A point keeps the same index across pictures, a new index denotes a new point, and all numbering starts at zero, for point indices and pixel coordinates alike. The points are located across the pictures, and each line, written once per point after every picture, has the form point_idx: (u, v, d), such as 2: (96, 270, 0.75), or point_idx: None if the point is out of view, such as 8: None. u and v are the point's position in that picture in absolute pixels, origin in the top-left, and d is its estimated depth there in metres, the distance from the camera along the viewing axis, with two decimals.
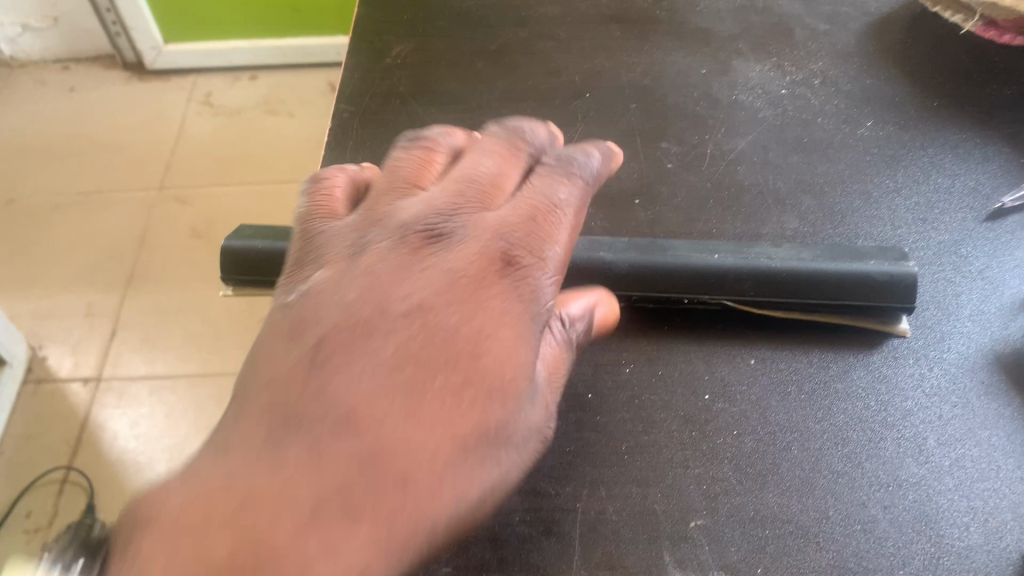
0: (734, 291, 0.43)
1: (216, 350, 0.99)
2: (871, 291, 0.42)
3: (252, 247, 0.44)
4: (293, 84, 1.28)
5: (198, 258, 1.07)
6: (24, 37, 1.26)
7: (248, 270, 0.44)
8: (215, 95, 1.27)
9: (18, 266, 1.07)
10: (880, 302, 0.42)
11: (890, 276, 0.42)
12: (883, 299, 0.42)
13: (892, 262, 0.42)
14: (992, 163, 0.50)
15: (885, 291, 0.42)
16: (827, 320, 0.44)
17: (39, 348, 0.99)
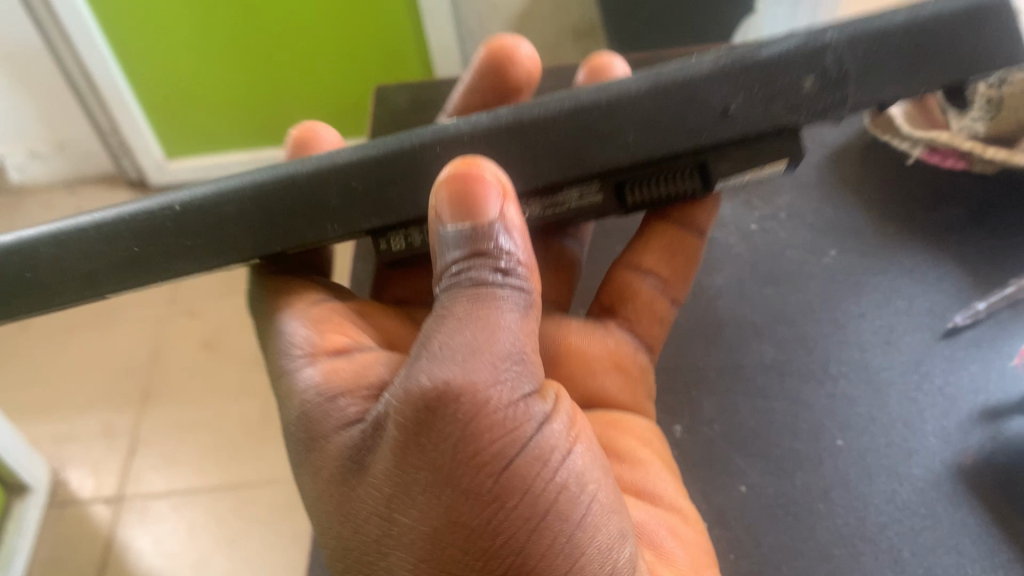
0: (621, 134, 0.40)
1: (233, 462, 1.08)
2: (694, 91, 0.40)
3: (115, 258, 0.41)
4: None
5: (210, 367, 1.20)
6: (33, 164, 1.41)
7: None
8: None
9: (47, 389, 1.18)
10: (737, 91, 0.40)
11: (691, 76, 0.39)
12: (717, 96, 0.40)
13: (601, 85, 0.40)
14: (946, 283, 0.55)
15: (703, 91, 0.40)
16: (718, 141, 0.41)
17: (62, 470, 1.09)
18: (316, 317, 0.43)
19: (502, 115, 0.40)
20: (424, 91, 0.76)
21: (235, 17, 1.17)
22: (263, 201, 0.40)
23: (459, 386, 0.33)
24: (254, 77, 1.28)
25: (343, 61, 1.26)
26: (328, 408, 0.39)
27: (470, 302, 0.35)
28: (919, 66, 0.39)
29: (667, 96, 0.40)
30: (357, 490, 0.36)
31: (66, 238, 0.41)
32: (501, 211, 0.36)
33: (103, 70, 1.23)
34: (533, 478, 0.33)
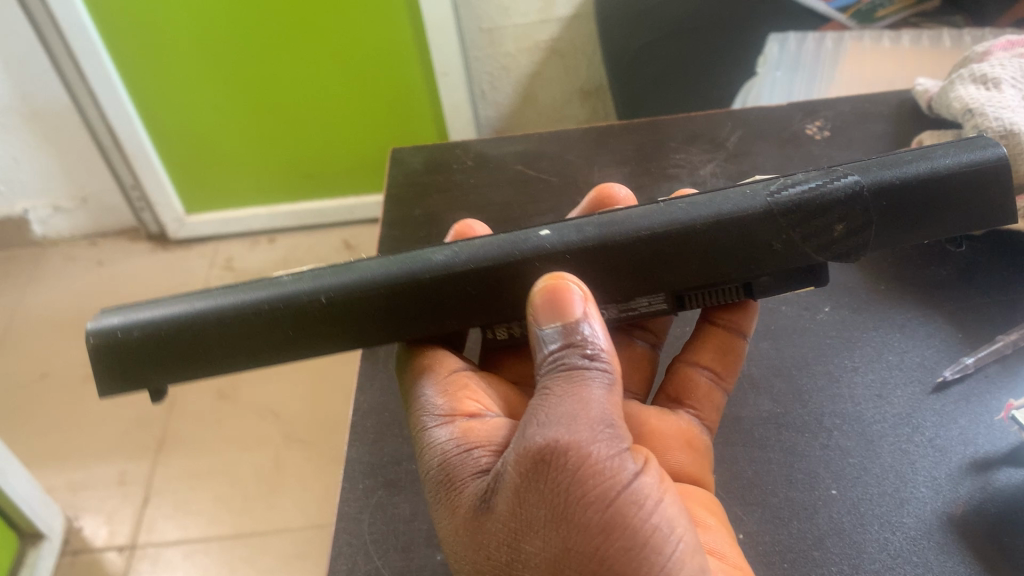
0: (708, 251, 0.43)
1: (245, 510, 1.11)
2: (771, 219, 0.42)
3: (164, 330, 0.41)
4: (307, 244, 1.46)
5: (223, 416, 1.22)
6: (56, 218, 1.45)
7: (125, 359, 0.42)
8: (236, 259, 1.44)
9: (63, 437, 1.20)
10: (797, 213, 0.43)
11: (774, 200, 0.42)
12: (793, 217, 0.42)
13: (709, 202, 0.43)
14: (935, 338, 0.58)
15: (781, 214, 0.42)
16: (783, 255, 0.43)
17: (76, 518, 1.10)
18: (448, 383, 0.47)
19: (584, 235, 0.43)
20: (437, 153, 0.81)
21: (259, 76, 1.22)
22: (389, 302, 0.42)
23: (566, 444, 0.37)
24: (273, 135, 1.32)
25: (360, 122, 1.31)
26: (465, 458, 0.42)
27: (567, 384, 0.39)
28: (940, 216, 0.44)
29: (728, 229, 0.42)
30: (486, 525, 0.39)
31: (202, 323, 0.41)
32: (585, 312, 0.41)
33: (128, 127, 1.28)
34: (634, 517, 0.36)
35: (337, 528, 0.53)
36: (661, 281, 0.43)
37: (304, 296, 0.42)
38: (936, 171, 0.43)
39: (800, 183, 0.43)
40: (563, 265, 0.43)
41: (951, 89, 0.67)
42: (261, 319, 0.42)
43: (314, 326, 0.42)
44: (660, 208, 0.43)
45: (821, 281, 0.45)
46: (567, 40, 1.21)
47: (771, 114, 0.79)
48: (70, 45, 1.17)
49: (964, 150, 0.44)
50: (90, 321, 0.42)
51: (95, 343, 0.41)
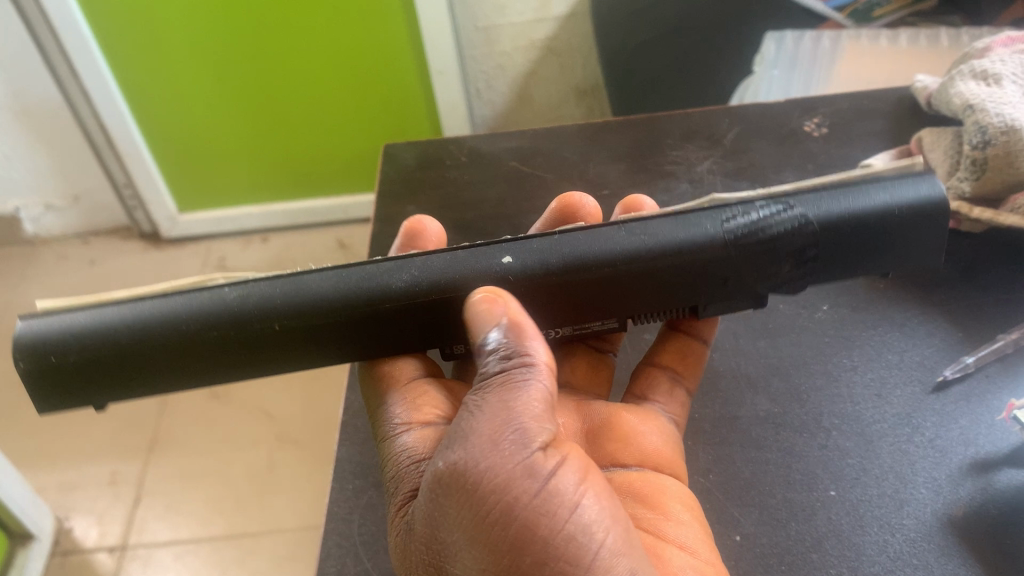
0: (660, 282, 0.44)
1: (238, 511, 1.09)
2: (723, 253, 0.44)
3: (102, 349, 0.41)
4: (302, 243, 1.45)
5: (216, 416, 1.21)
6: (47, 216, 1.44)
7: (60, 379, 0.41)
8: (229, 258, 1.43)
9: (54, 437, 1.19)
10: (749, 245, 0.44)
11: (727, 234, 0.44)
12: (744, 251, 0.44)
13: (667, 232, 0.44)
14: (936, 337, 0.58)
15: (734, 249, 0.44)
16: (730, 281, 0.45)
17: (67, 519, 1.09)
18: (412, 391, 0.47)
19: (545, 265, 0.43)
20: (430, 149, 0.80)
21: (252, 73, 1.21)
22: (341, 325, 0.43)
23: (467, 466, 0.37)
24: (267, 133, 1.31)
25: (354, 120, 1.29)
26: (414, 471, 0.43)
27: (487, 394, 0.39)
28: (881, 258, 0.45)
29: (682, 263, 0.44)
30: (417, 543, 0.40)
31: (142, 341, 0.41)
32: (518, 325, 0.40)
33: (121, 125, 1.27)
34: (541, 530, 0.35)
35: (326, 530, 0.52)
36: (616, 310, 0.45)
37: (250, 318, 0.42)
38: (885, 208, 0.44)
39: (754, 217, 0.44)
40: (525, 294, 0.44)
41: (952, 84, 0.66)
42: (208, 339, 0.42)
43: (260, 346, 0.42)
44: (620, 236, 0.44)
45: (760, 301, 0.47)
46: (564, 39, 1.20)
47: (769, 111, 0.78)
48: (62, 41, 1.15)
49: (912, 190, 0.45)
50: (15, 338, 0.41)
51: (26, 366, 0.40)
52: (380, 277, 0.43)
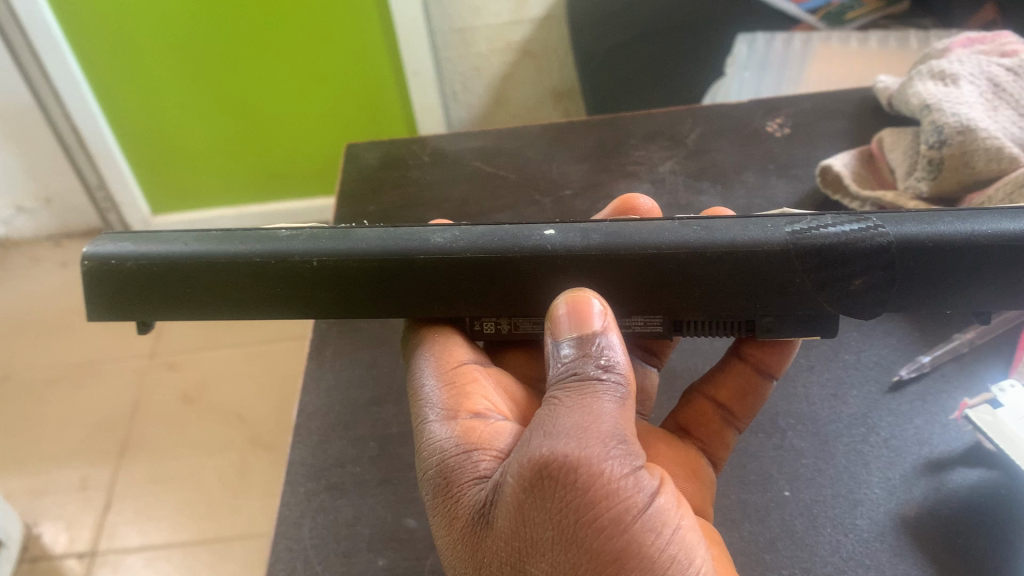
0: (708, 282, 0.39)
1: (209, 515, 1.08)
2: (784, 258, 0.39)
3: (159, 261, 0.40)
4: None
5: (186, 419, 1.20)
6: (19, 218, 1.42)
7: (113, 287, 0.41)
8: None
9: (22, 442, 1.17)
10: (816, 252, 0.39)
11: (793, 235, 0.39)
12: (810, 259, 0.39)
13: (725, 231, 0.39)
14: (892, 337, 0.58)
15: (796, 252, 0.39)
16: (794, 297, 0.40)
17: (35, 525, 1.08)
18: (454, 375, 0.44)
19: (589, 242, 0.40)
20: (395, 149, 0.79)
21: (225, 74, 1.20)
22: (383, 281, 0.41)
23: (576, 460, 0.34)
24: (240, 133, 1.30)
25: (328, 121, 1.28)
26: (463, 461, 0.39)
27: (578, 394, 0.37)
28: (970, 288, 0.39)
29: (735, 262, 0.39)
30: (487, 541, 0.36)
31: (196, 264, 0.40)
32: (604, 326, 0.38)
33: (93, 126, 1.25)
34: (651, 546, 0.34)
35: (277, 533, 0.51)
36: (660, 304, 0.40)
37: (300, 255, 0.40)
38: (976, 237, 0.38)
39: (823, 226, 0.39)
40: (564, 269, 0.40)
41: (911, 85, 0.67)
42: (258, 271, 0.40)
43: (309, 286, 0.41)
44: (675, 225, 0.40)
45: (829, 333, 0.41)
46: (539, 41, 1.20)
47: (733, 111, 0.78)
48: (32, 42, 1.13)
49: (1010, 218, 0.38)
50: (89, 245, 0.41)
51: (89, 265, 0.41)
52: (431, 241, 0.40)
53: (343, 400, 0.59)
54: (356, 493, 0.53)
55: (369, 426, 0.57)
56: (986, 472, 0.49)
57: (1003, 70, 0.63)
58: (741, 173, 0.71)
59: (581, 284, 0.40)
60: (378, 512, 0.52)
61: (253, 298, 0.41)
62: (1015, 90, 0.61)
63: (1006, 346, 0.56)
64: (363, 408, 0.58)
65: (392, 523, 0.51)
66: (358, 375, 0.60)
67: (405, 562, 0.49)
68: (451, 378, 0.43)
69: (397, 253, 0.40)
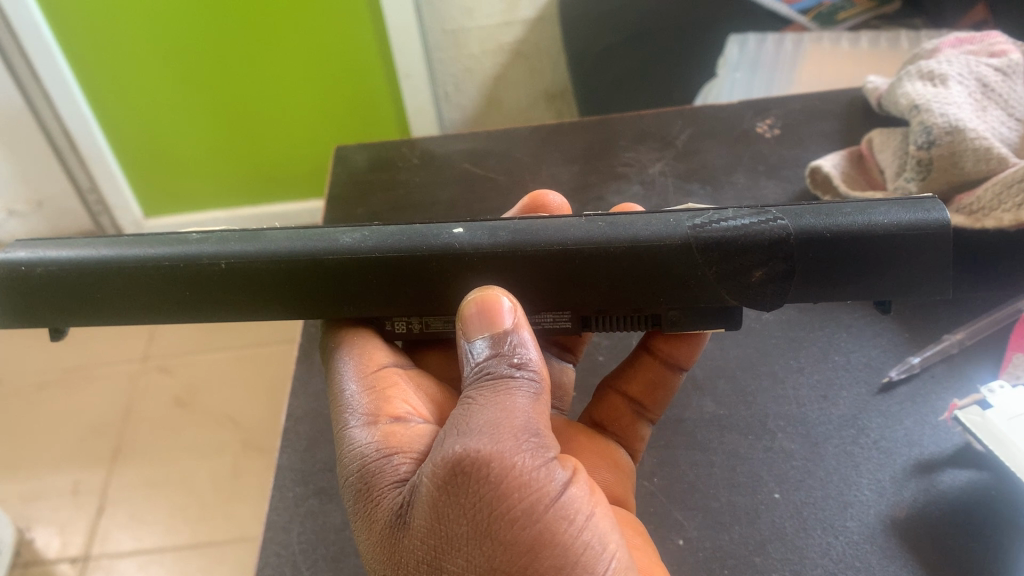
0: (610, 277, 0.39)
1: (202, 519, 1.08)
2: (685, 251, 0.39)
3: (66, 264, 0.40)
4: None
5: (179, 423, 1.20)
6: (11, 222, 1.41)
7: (25, 294, 0.41)
8: None
9: (13, 448, 1.17)
10: (717, 246, 0.39)
11: (693, 229, 0.39)
12: (708, 253, 0.39)
13: (628, 226, 0.39)
14: (882, 337, 0.58)
15: (695, 246, 0.39)
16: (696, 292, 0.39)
17: (28, 530, 1.07)
18: (374, 379, 0.43)
19: (495, 239, 0.40)
20: (383, 152, 0.79)
21: (215, 78, 1.19)
22: (291, 283, 0.40)
23: (489, 455, 0.34)
24: (232, 135, 1.29)
25: (321, 123, 1.28)
26: (383, 465, 0.39)
27: (492, 391, 0.37)
28: (870, 275, 0.39)
29: (637, 258, 0.39)
30: (406, 541, 0.36)
31: (104, 268, 0.40)
32: (515, 324, 0.38)
33: (84, 128, 1.25)
34: (563, 534, 0.34)
35: (264, 539, 0.51)
36: (569, 299, 0.40)
37: (207, 258, 0.40)
38: (873, 226, 0.38)
39: (722, 219, 0.39)
40: (474, 268, 0.40)
41: (899, 85, 0.67)
42: (169, 273, 0.40)
43: (218, 289, 0.40)
44: (579, 222, 0.40)
45: (732, 324, 0.42)
46: (532, 42, 1.20)
47: (723, 112, 0.78)
48: (22, 46, 1.13)
49: (907, 209, 0.39)
50: (2, 252, 0.41)
51: (1, 273, 0.40)
52: (341, 243, 0.40)
53: (331, 404, 0.58)
54: (345, 498, 0.52)
55: None
56: (976, 473, 0.49)
57: (992, 70, 0.63)
58: (731, 174, 0.71)
59: (490, 282, 0.40)
60: None
61: (164, 301, 0.41)
62: (1003, 90, 0.62)
63: (997, 347, 0.56)
64: None
65: None
66: None
67: None
68: (372, 382, 0.43)
69: (305, 254, 0.40)
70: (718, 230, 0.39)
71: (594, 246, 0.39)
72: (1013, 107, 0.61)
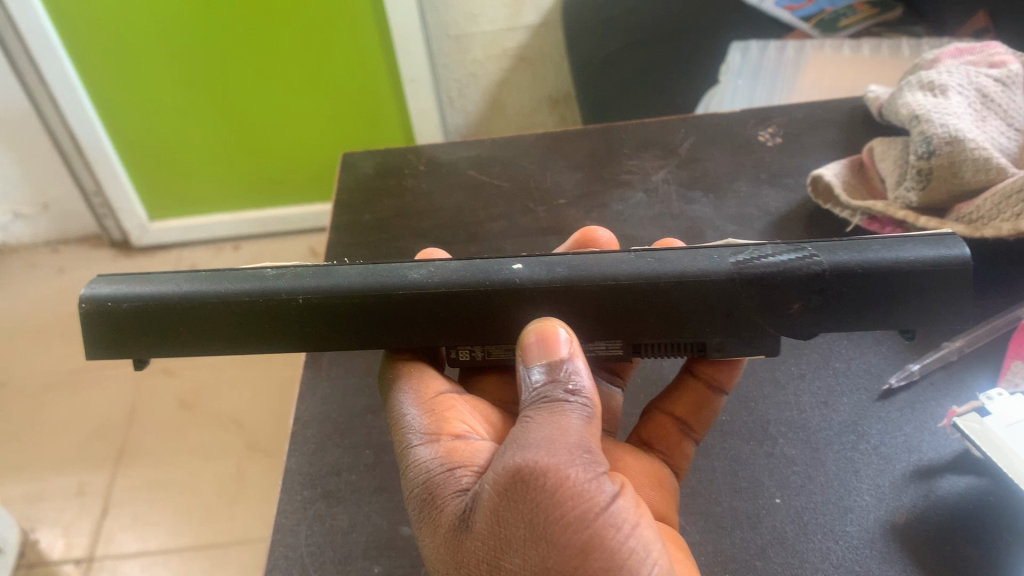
0: (659, 310, 0.40)
1: (206, 521, 1.08)
2: (726, 288, 0.39)
3: (153, 300, 0.41)
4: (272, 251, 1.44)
5: (183, 425, 1.20)
6: (17, 224, 1.42)
7: (110, 326, 0.41)
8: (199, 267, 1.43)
9: (19, 449, 1.18)
10: (757, 282, 0.39)
11: (735, 266, 0.39)
12: (748, 288, 0.39)
13: (674, 262, 0.40)
14: (882, 345, 0.58)
15: (737, 282, 0.39)
16: (737, 324, 0.40)
17: (33, 531, 1.08)
18: (432, 404, 0.44)
19: (553, 274, 0.41)
20: (390, 159, 0.80)
21: (225, 81, 1.20)
22: (363, 316, 0.41)
23: (544, 466, 0.35)
24: (239, 139, 1.30)
25: (326, 129, 1.29)
26: (448, 477, 0.40)
27: (547, 412, 0.38)
28: (902, 311, 0.39)
29: (685, 292, 0.40)
30: (467, 544, 0.37)
31: (188, 304, 0.41)
32: (571, 353, 0.39)
33: (90, 133, 1.25)
34: (611, 541, 0.34)
35: (273, 541, 0.52)
36: (621, 331, 0.41)
37: (288, 294, 0.41)
38: (903, 263, 0.38)
39: (763, 255, 0.40)
40: (531, 301, 0.41)
41: (900, 95, 0.67)
42: (252, 308, 0.41)
43: (299, 324, 0.41)
44: (629, 258, 0.41)
45: (773, 354, 0.42)
46: (535, 48, 1.21)
47: (725, 120, 0.79)
48: (29, 49, 1.14)
49: (931, 247, 0.39)
50: (85, 288, 0.42)
51: (84, 306, 0.41)
52: (411, 278, 0.41)
53: (338, 408, 0.59)
54: (352, 501, 0.53)
55: (364, 434, 0.57)
56: (975, 479, 0.50)
57: (992, 81, 0.64)
58: (733, 182, 0.72)
59: (550, 314, 0.41)
60: (374, 520, 0.52)
61: (249, 337, 0.41)
62: (1003, 101, 0.63)
63: (995, 354, 0.57)
64: (358, 416, 0.58)
65: (387, 532, 0.51)
66: (353, 383, 0.61)
67: (400, 570, 0.49)
68: (432, 405, 0.44)
69: (377, 288, 0.41)
70: (757, 267, 0.39)
71: (643, 282, 0.40)
72: (1012, 117, 0.62)
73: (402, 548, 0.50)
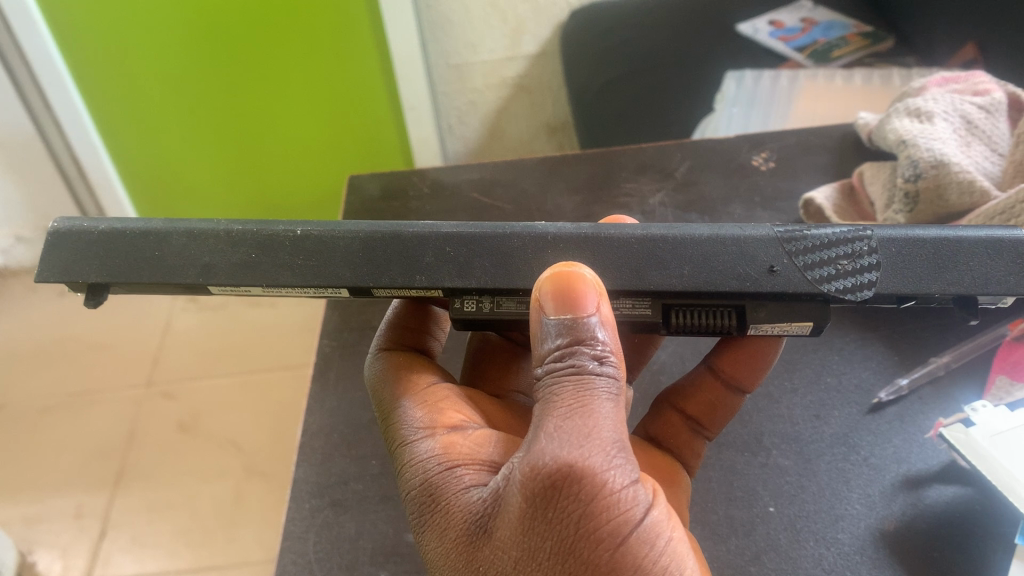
0: (693, 259, 0.40)
1: (204, 543, 1.09)
2: (761, 241, 0.40)
3: (131, 225, 0.42)
4: None
5: (181, 448, 1.22)
6: (18, 248, 1.43)
7: (79, 248, 0.41)
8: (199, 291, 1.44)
9: (20, 471, 1.19)
10: (800, 236, 0.40)
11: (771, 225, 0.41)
12: (790, 241, 0.40)
13: (709, 225, 0.41)
14: (873, 360, 0.60)
15: (775, 236, 0.40)
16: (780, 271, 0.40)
17: (31, 552, 1.09)
18: (425, 397, 0.46)
19: (578, 226, 0.41)
20: (394, 181, 0.82)
21: (231, 105, 1.22)
22: (363, 251, 0.41)
23: (581, 470, 0.34)
24: (241, 164, 1.32)
25: (327, 150, 1.31)
26: (449, 477, 0.41)
27: (578, 392, 0.36)
28: (956, 276, 0.39)
29: (723, 246, 0.40)
30: (485, 549, 0.37)
31: (171, 231, 0.41)
32: (596, 308, 0.38)
33: (91, 153, 1.28)
34: (642, 556, 0.35)
35: (282, 547, 0.53)
36: (653, 282, 0.40)
37: (279, 224, 0.42)
38: (957, 235, 0.40)
39: (801, 226, 0.41)
40: (553, 247, 0.41)
41: (888, 121, 0.70)
42: (239, 236, 0.41)
43: (283, 252, 0.41)
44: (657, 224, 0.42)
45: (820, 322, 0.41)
46: (534, 77, 1.24)
47: (720, 146, 0.81)
48: (37, 74, 1.16)
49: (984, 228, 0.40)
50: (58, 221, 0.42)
51: (57, 229, 0.41)
52: (425, 224, 0.42)
53: (344, 419, 0.61)
54: (359, 509, 0.55)
55: (370, 444, 0.59)
56: (962, 488, 0.52)
57: (976, 108, 0.66)
58: (728, 206, 0.74)
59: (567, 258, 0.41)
60: (381, 526, 0.54)
61: (226, 262, 0.41)
62: (987, 127, 0.65)
63: (982, 368, 0.59)
64: (364, 428, 0.60)
65: (393, 539, 0.53)
66: (357, 395, 0.63)
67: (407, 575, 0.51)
68: (425, 401, 0.46)
69: (383, 227, 0.41)
70: (796, 229, 0.41)
71: (678, 238, 0.41)
72: (995, 143, 0.65)
73: (408, 555, 0.52)
